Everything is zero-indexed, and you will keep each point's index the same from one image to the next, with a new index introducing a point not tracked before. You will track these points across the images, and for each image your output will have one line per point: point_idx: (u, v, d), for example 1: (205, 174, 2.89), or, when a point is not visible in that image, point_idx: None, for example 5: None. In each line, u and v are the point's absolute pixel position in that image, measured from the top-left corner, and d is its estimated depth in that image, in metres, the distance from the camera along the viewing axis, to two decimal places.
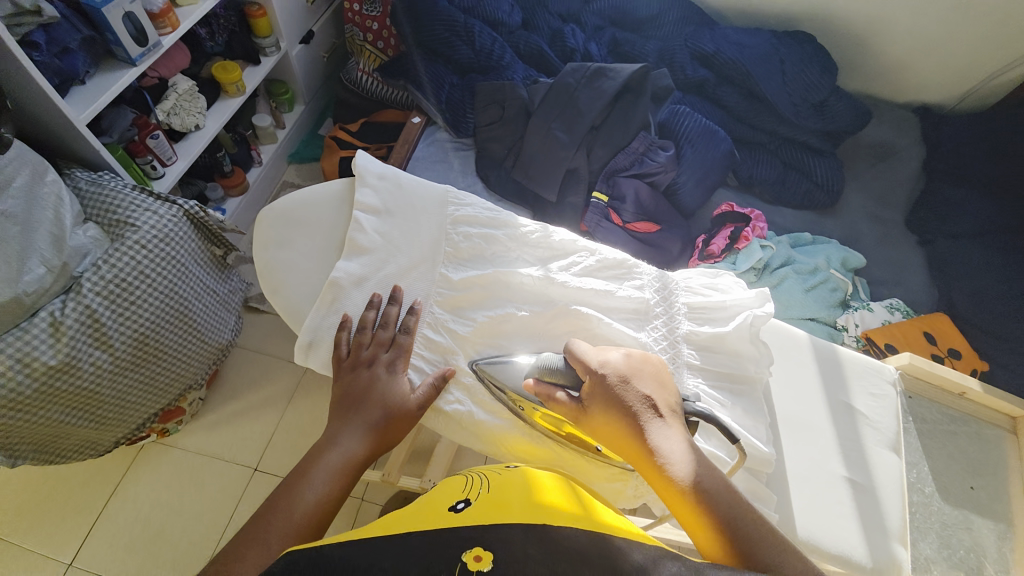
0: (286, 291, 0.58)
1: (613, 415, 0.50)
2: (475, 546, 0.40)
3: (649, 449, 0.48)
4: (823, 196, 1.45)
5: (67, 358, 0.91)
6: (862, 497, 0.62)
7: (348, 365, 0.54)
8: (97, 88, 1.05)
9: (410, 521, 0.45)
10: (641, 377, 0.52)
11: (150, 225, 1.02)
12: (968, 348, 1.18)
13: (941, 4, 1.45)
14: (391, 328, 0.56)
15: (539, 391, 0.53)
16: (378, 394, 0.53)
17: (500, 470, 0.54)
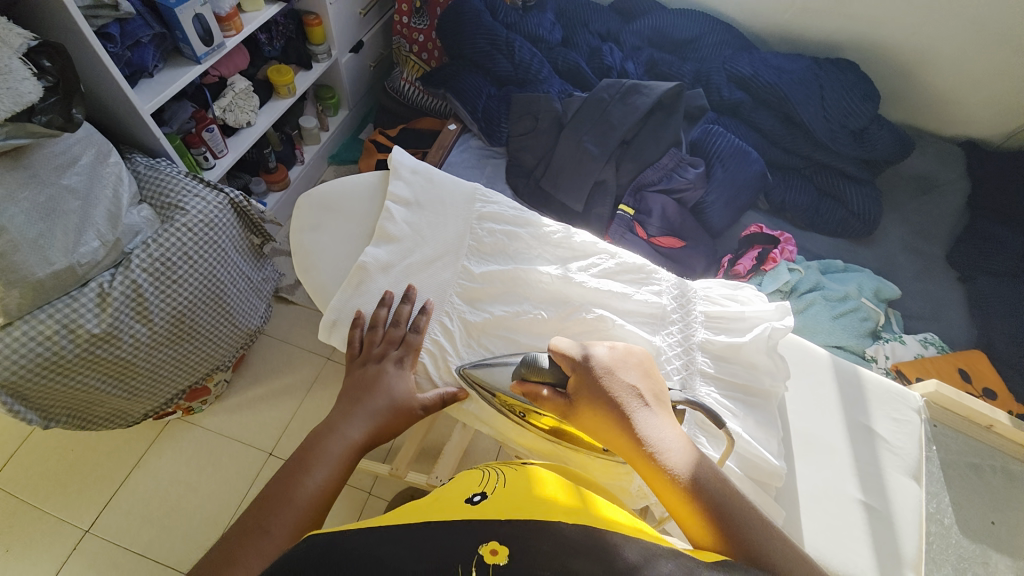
0: (313, 275, 0.61)
1: (601, 407, 0.50)
2: (490, 540, 0.39)
3: (639, 439, 0.48)
4: (859, 224, 1.42)
5: (109, 328, 0.96)
6: (878, 524, 0.60)
7: (360, 360, 0.57)
8: (164, 80, 1.12)
9: (426, 513, 0.45)
10: (629, 368, 0.53)
11: (198, 210, 1.08)
12: (1005, 388, 1.11)
13: (992, 37, 1.41)
14: (401, 327, 0.58)
15: (526, 391, 0.52)
16: (384, 388, 0.55)
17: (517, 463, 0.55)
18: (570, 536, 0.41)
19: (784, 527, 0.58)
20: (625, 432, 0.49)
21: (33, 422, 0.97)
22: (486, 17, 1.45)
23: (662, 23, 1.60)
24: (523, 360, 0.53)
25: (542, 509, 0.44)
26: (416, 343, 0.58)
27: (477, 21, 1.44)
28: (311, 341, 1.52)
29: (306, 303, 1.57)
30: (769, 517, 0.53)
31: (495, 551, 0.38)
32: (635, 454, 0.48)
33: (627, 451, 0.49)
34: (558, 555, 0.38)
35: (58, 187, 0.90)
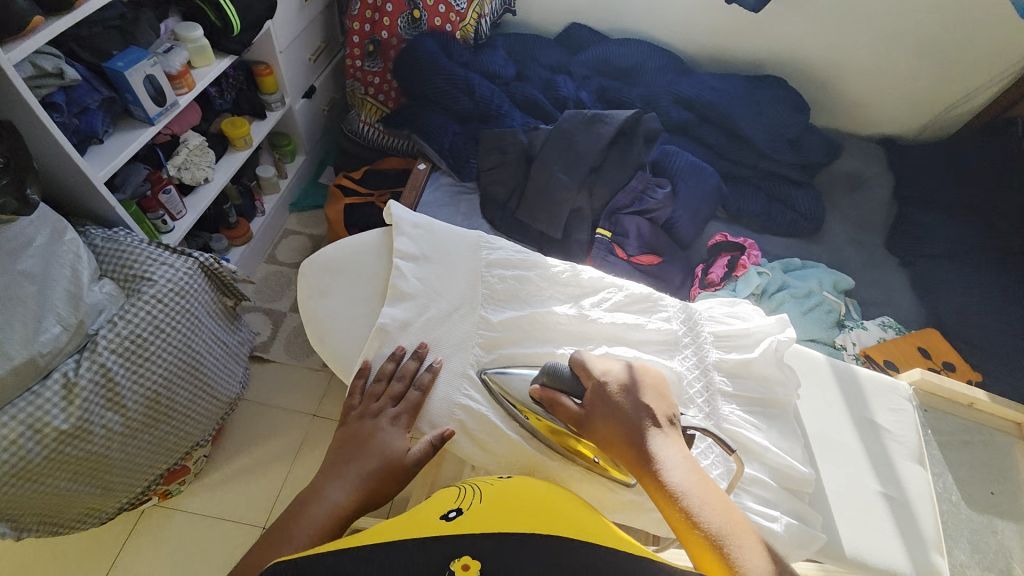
0: (330, 344, 0.59)
1: (613, 421, 0.52)
2: (462, 556, 0.44)
3: (647, 458, 0.50)
4: (807, 224, 1.53)
5: (79, 422, 0.89)
6: (899, 512, 0.64)
7: (357, 412, 0.57)
8: (115, 146, 1.07)
9: (406, 527, 0.49)
10: (641, 391, 0.54)
11: (166, 279, 1.02)
12: (960, 359, 1.23)
13: (893, 48, 1.61)
14: (405, 381, 0.57)
15: (544, 397, 0.56)
16: (380, 446, 0.54)
17: (495, 478, 0.56)
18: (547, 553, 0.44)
19: (824, 531, 0.60)
20: (636, 446, 0.51)
21: (4, 535, 0.90)
22: (441, 57, 1.48)
23: (607, 52, 1.70)
24: (543, 371, 0.57)
25: (519, 521, 0.48)
26: (418, 400, 0.56)
27: (433, 62, 1.46)
28: (293, 399, 1.45)
29: (283, 359, 1.50)
30: (811, 524, 0.56)
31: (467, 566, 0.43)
32: (642, 470, 0.50)
33: (635, 465, 0.50)
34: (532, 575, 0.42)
35: (13, 274, 0.84)
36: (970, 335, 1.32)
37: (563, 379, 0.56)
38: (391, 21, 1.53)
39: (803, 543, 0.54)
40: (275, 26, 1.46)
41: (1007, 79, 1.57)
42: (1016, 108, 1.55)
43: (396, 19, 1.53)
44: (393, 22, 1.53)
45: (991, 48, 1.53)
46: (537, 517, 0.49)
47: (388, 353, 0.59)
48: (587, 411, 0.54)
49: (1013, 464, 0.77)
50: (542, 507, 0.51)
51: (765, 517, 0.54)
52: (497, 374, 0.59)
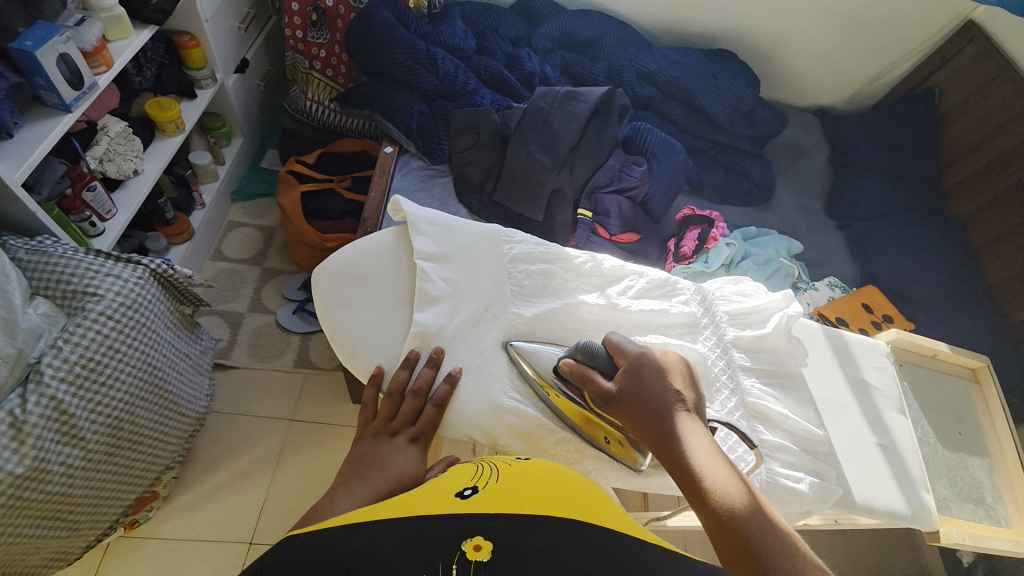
0: (363, 355, 0.59)
1: (645, 401, 0.53)
2: (475, 536, 0.40)
3: (673, 440, 0.51)
4: (761, 193, 1.61)
5: (35, 464, 0.79)
6: (891, 457, 0.73)
7: (374, 430, 0.57)
8: (29, 140, 0.92)
9: (417, 505, 0.45)
10: (674, 374, 0.55)
11: (115, 292, 0.89)
12: (895, 311, 1.40)
13: (829, 23, 1.68)
14: (421, 398, 0.57)
15: (574, 371, 0.55)
16: (394, 465, 0.54)
17: (513, 459, 0.54)
18: (569, 532, 0.42)
19: (838, 485, 0.68)
20: (664, 427, 0.52)
21: None
22: (399, 29, 1.37)
23: (568, 25, 1.66)
24: (577, 348, 0.57)
25: (535, 504, 0.45)
26: (434, 418, 0.56)
27: (393, 34, 1.36)
28: (266, 407, 1.35)
29: (249, 364, 1.39)
30: (828, 479, 0.63)
31: (479, 547, 0.39)
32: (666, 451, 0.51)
33: (657, 444, 0.52)
34: (551, 551, 0.39)
35: None
36: (902, 288, 1.48)
37: (596, 358, 0.56)
38: None
39: (823, 498, 0.60)
40: None
41: (926, 50, 1.68)
42: (937, 75, 1.65)
43: None
44: None
45: (912, 23, 1.63)
46: (553, 499, 0.47)
47: (402, 357, 0.58)
48: (618, 388, 0.54)
49: (970, 404, 0.91)
50: (557, 490, 0.49)
51: (793, 478, 0.59)
52: (521, 346, 0.60)
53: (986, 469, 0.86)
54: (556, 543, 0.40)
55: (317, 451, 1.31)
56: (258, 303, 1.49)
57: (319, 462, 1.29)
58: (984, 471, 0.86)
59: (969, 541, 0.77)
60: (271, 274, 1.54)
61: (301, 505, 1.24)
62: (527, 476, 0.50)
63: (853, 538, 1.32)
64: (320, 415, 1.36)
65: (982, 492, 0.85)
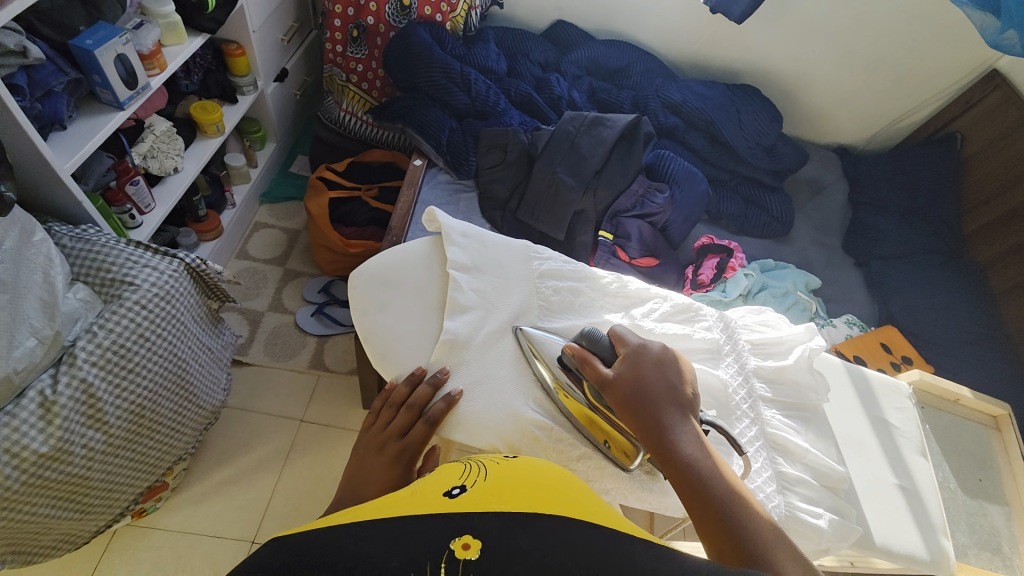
0: (393, 360, 0.61)
1: (638, 393, 0.53)
2: (463, 535, 0.40)
3: (663, 432, 0.51)
4: (780, 227, 1.62)
5: (59, 444, 0.81)
6: (910, 499, 0.72)
7: (365, 442, 0.58)
8: (81, 133, 0.96)
9: (402, 507, 0.44)
10: (670, 367, 0.55)
11: (150, 283, 0.93)
12: (913, 352, 1.38)
13: (853, 64, 1.71)
14: (415, 412, 0.57)
15: (577, 355, 0.56)
16: (387, 480, 0.55)
17: (501, 458, 0.53)
18: (559, 532, 0.40)
19: (859, 525, 0.67)
20: (656, 419, 0.52)
21: None
22: (436, 48, 1.43)
23: (597, 53, 1.72)
24: (582, 334, 0.58)
25: (523, 502, 0.44)
26: (425, 434, 0.56)
27: (429, 53, 1.41)
28: (278, 405, 1.36)
29: (264, 362, 1.41)
30: (849, 518, 0.62)
31: (467, 545, 0.38)
32: (655, 442, 0.51)
33: (646, 434, 0.51)
34: (536, 551, 0.38)
35: None
36: (921, 329, 1.46)
37: (600, 346, 0.57)
38: (378, 6, 1.46)
39: (843, 536, 0.59)
40: (251, 3, 1.34)
41: (947, 96, 1.69)
42: (958, 121, 1.65)
43: (384, 4, 1.46)
44: (380, 8, 1.46)
45: (936, 69, 1.65)
46: (541, 497, 0.45)
47: (408, 372, 0.60)
48: (615, 376, 0.54)
49: (989, 450, 0.89)
50: (546, 488, 0.47)
51: (811, 513, 0.59)
52: (532, 332, 0.62)
53: (1008, 518, 0.84)
54: (544, 545, 0.39)
55: (324, 453, 1.32)
56: (278, 303, 1.51)
57: (326, 465, 1.30)
58: (1006, 521, 0.84)
59: None
60: (292, 275, 1.57)
61: (306, 507, 1.24)
62: (515, 475, 0.49)
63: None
64: (330, 418, 1.37)
65: (1000, 541, 0.83)
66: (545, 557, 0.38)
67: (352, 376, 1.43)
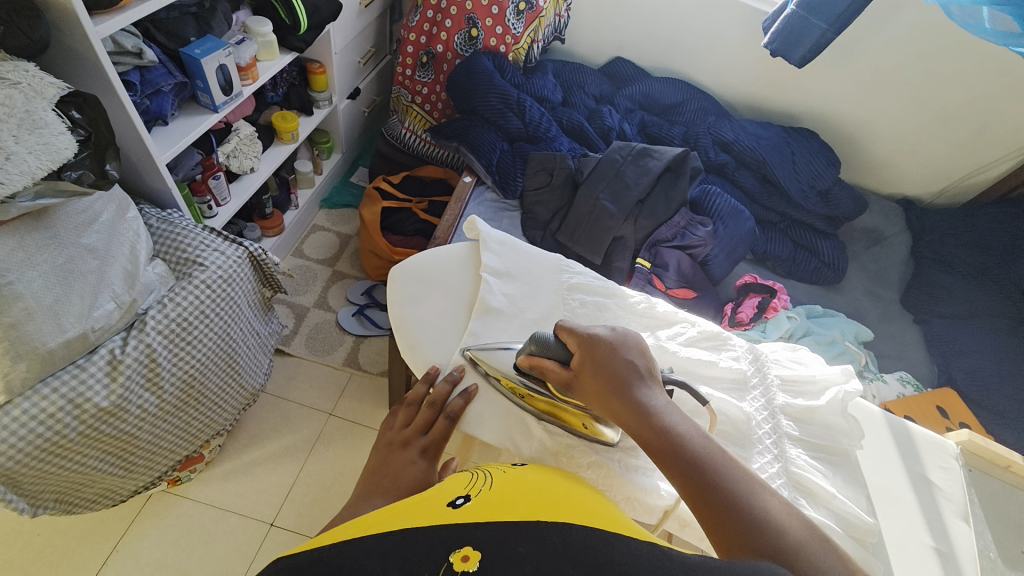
0: (421, 352, 0.64)
1: (599, 377, 0.54)
2: (462, 548, 0.41)
3: (633, 408, 0.52)
4: (831, 273, 1.55)
5: (118, 401, 0.89)
6: (950, 567, 0.66)
7: (388, 441, 0.61)
8: (179, 129, 1.10)
9: (408, 518, 0.46)
10: (625, 345, 0.56)
11: (217, 265, 1.03)
12: (975, 421, 1.27)
13: (921, 114, 1.65)
14: (436, 409, 0.60)
15: (532, 364, 0.58)
16: (410, 475, 0.56)
17: (508, 466, 0.55)
18: (557, 536, 0.41)
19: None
20: (622, 395, 0.53)
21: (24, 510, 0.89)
22: (496, 76, 1.52)
23: (651, 89, 1.76)
24: (530, 341, 0.59)
25: (525, 509, 0.46)
26: (445, 429, 0.59)
27: (490, 80, 1.50)
28: (311, 396, 1.43)
29: (304, 354, 1.49)
30: (875, 573, 0.58)
31: (465, 558, 0.40)
32: (627, 419, 0.52)
33: (616, 414, 0.53)
34: (535, 557, 0.39)
35: (78, 247, 0.87)
36: (985, 397, 1.34)
37: (549, 347, 0.58)
38: (448, 36, 1.57)
39: None
40: (335, 29, 1.49)
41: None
42: None
43: (453, 35, 1.57)
44: (450, 37, 1.58)
45: (1015, 125, 1.57)
46: (543, 505, 0.47)
47: (422, 372, 0.63)
48: (575, 370, 0.56)
49: None
50: (548, 497, 0.49)
51: None
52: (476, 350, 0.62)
53: None
54: (543, 549, 0.40)
55: (347, 447, 1.36)
56: (324, 300, 1.61)
57: (348, 460, 1.34)
58: None
59: None
60: (340, 276, 1.67)
61: (325, 497, 1.28)
62: (516, 487, 0.50)
63: None
64: (356, 414, 1.42)
65: None
66: (544, 563, 0.39)
67: (382, 377, 1.48)
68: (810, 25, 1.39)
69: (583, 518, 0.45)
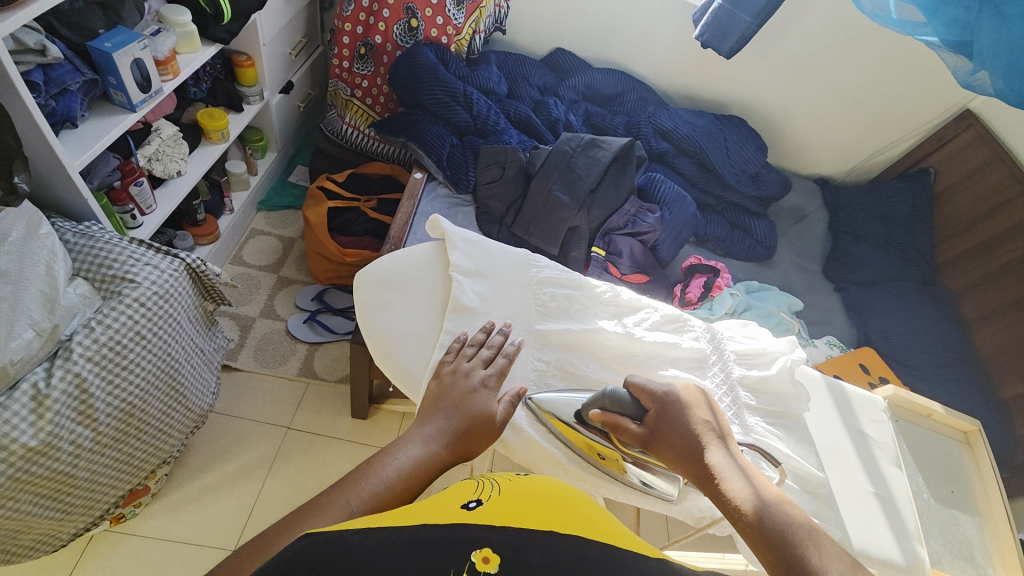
0: (395, 357, 0.63)
1: (674, 434, 0.58)
2: (482, 549, 0.41)
3: (709, 466, 0.56)
4: (763, 251, 1.68)
5: (48, 439, 0.80)
6: (887, 507, 0.75)
7: (450, 366, 0.59)
8: (91, 132, 0.98)
9: (419, 511, 0.46)
10: (702, 406, 0.61)
11: (150, 281, 0.94)
12: (890, 374, 1.44)
13: (832, 101, 1.82)
14: (493, 349, 0.61)
15: (606, 420, 0.59)
16: (474, 405, 0.56)
17: (512, 475, 0.56)
18: (566, 547, 0.43)
19: (837, 528, 0.70)
20: (699, 455, 0.57)
21: None
22: (440, 68, 1.48)
23: (592, 80, 1.80)
24: (603, 396, 0.60)
25: (535, 518, 0.46)
26: (504, 365, 0.60)
27: (434, 72, 1.46)
28: (264, 412, 1.35)
29: (253, 368, 1.40)
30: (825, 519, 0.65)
31: (486, 559, 0.40)
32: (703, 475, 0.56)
33: (695, 473, 0.57)
34: (547, 566, 0.41)
35: None
36: (897, 353, 1.51)
37: (624, 404, 0.60)
38: (387, 26, 1.52)
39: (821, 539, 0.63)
40: (263, 18, 1.39)
41: (921, 134, 1.79)
42: (931, 157, 1.75)
43: (392, 25, 1.52)
44: (388, 28, 1.52)
45: (912, 108, 1.76)
46: (551, 515, 0.47)
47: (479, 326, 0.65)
48: (650, 430, 0.58)
49: (962, 466, 0.94)
50: (556, 507, 0.49)
51: None
52: (539, 399, 0.63)
53: (980, 530, 0.89)
54: (554, 560, 0.41)
55: (310, 461, 1.31)
56: (270, 309, 1.52)
57: (311, 473, 1.28)
58: (977, 532, 0.89)
59: None
60: (286, 282, 1.58)
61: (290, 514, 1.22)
62: (526, 494, 0.51)
63: None
64: (317, 425, 1.36)
65: (975, 552, 0.86)
66: (556, 573, 0.40)
67: (341, 385, 1.43)
68: (737, 19, 1.48)
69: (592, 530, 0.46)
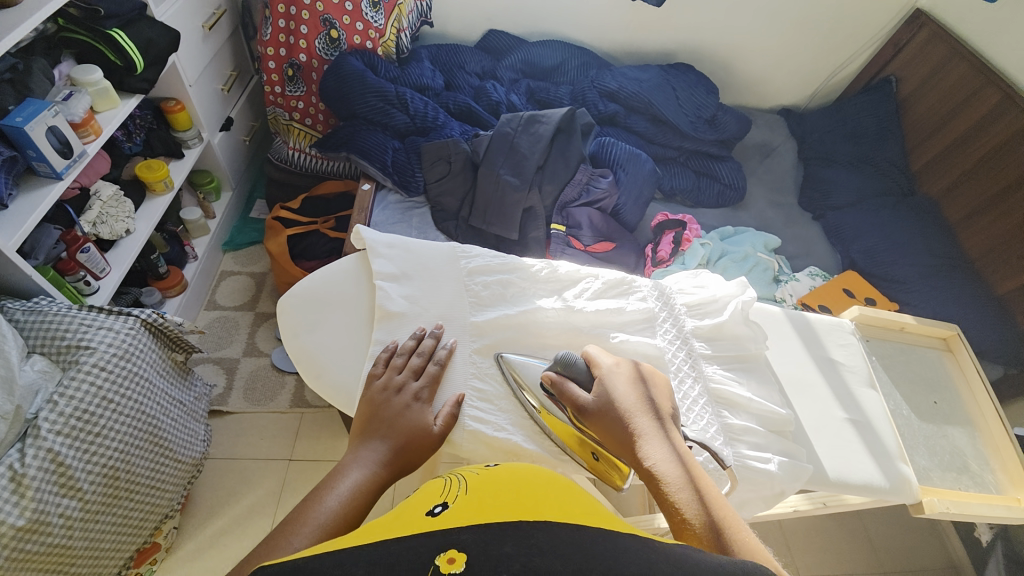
0: (327, 376, 0.63)
1: (613, 409, 0.57)
2: (448, 549, 0.38)
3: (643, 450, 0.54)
4: (732, 193, 1.64)
5: (35, 516, 0.81)
6: (863, 431, 0.78)
7: (381, 380, 0.59)
8: (23, 209, 0.97)
9: (385, 530, 0.42)
10: (640, 384, 0.60)
11: (107, 343, 0.94)
12: (877, 294, 1.41)
13: (779, 28, 1.76)
14: (424, 358, 0.61)
15: (555, 381, 0.60)
16: (409, 420, 0.57)
17: (482, 468, 0.52)
18: (542, 534, 0.40)
19: (810, 463, 0.72)
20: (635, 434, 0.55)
21: None
22: (369, 74, 1.45)
23: (530, 55, 1.76)
24: (557, 360, 0.61)
25: (506, 511, 0.43)
26: (437, 373, 0.61)
27: (362, 80, 1.43)
28: (263, 450, 1.36)
29: (244, 408, 1.41)
30: (797, 456, 0.67)
31: (451, 559, 0.37)
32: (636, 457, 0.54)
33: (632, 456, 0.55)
34: (523, 554, 0.38)
35: None
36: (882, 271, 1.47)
37: (576, 369, 0.60)
38: (308, 42, 1.49)
39: (795, 475, 0.65)
40: (182, 59, 1.36)
41: (876, 43, 1.75)
42: (891, 65, 1.71)
43: (313, 40, 1.48)
44: (310, 44, 1.49)
45: (863, 19, 1.70)
46: (523, 505, 0.44)
47: (411, 334, 0.64)
48: (595, 399, 0.58)
49: (944, 372, 0.94)
50: (528, 494, 0.47)
51: (762, 460, 0.64)
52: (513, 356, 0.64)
53: (969, 437, 0.88)
54: (530, 547, 0.38)
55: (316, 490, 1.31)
56: (252, 347, 1.52)
57: None
58: (967, 439, 0.88)
59: (956, 509, 0.77)
60: (263, 317, 1.58)
61: None
62: (496, 486, 0.48)
63: (864, 523, 1.32)
64: (317, 452, 1.36)
65: (966, 460, 0.86)
66: (533, 560, 0.37)
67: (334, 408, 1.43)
68: None
69: (564, 514, 0.44)
